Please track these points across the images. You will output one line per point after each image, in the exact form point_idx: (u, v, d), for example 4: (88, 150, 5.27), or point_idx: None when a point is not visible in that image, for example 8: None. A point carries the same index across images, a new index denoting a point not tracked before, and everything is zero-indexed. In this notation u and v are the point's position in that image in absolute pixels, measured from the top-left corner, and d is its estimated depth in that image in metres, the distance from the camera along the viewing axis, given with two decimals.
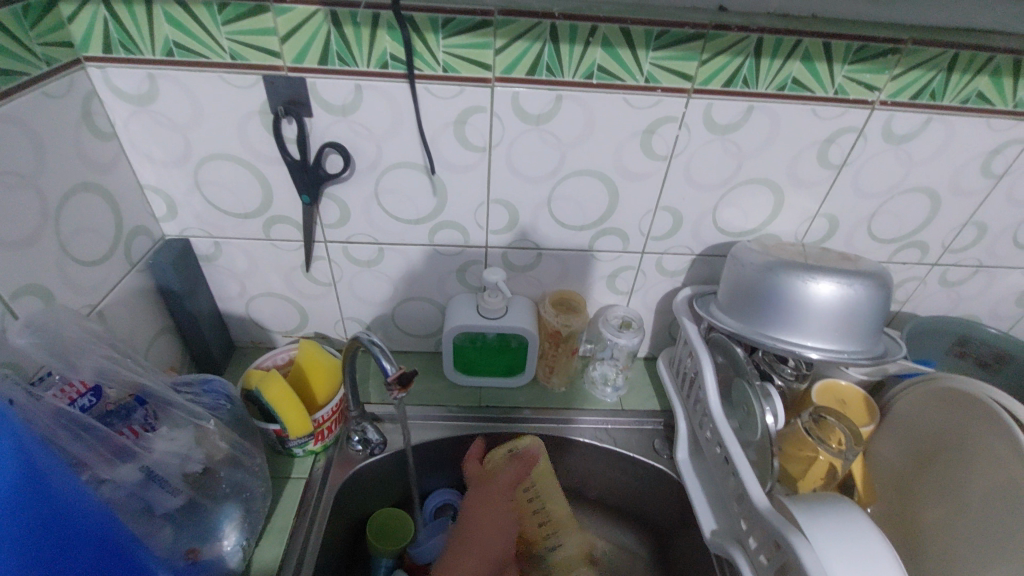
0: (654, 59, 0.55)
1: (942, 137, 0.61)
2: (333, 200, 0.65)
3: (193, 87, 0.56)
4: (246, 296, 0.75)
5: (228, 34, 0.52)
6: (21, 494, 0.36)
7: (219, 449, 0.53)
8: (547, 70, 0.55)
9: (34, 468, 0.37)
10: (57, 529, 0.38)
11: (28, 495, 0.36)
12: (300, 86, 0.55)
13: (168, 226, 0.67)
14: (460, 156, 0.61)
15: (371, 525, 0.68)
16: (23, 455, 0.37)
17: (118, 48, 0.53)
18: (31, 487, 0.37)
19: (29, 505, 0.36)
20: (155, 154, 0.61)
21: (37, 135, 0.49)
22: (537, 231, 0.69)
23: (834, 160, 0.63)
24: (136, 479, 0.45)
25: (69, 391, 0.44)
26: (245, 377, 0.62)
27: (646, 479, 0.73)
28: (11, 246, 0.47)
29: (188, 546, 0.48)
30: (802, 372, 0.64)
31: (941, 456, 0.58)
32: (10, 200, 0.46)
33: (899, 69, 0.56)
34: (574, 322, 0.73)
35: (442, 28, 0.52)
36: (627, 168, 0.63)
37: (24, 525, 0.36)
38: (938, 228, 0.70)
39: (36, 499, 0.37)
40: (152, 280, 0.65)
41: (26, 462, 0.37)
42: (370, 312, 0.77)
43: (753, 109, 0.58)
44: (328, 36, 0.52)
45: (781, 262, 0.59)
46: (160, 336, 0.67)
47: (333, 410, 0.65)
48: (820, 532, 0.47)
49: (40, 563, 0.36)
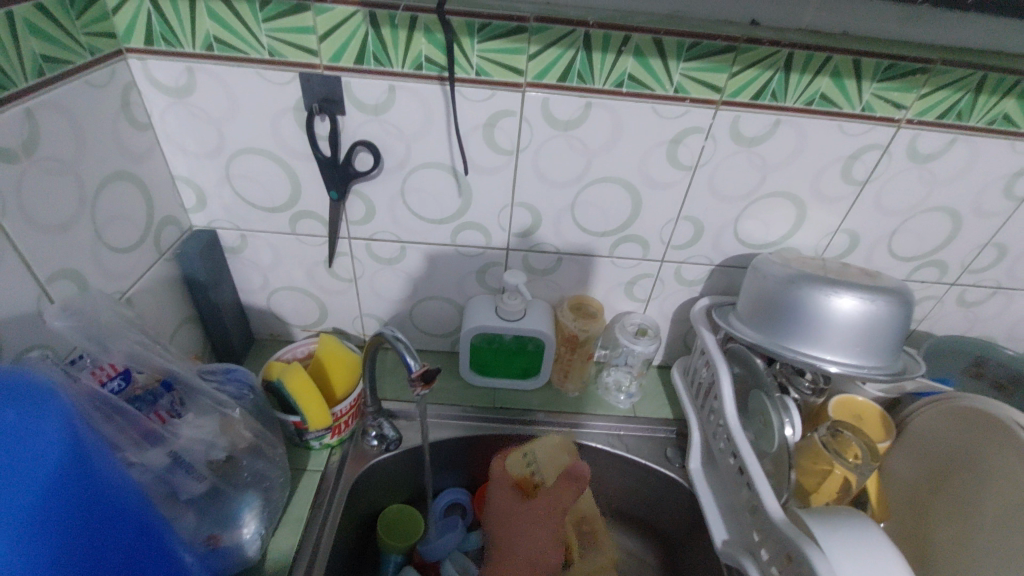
0: (685, 70, 0.55)
1: (966, 157, 0.62)
2: (360, 197, 0.65)
3: (230, 81, 0.57)
4: (268, 289, 0.76)
5: (267, 32, 0.53)
6: (66, 482, 0.33)
7: (242, 438, 0.53)
8: (578, 77, 0.56)
9: (81, 452, 0.34)
10: (98, 519, 0.35)
11: (74, 481, 0.33)
12: (335, 84, 0.56)
13: (197, 216, 0.68)
14: (487, 158, 0.62)
15: (379, 524, 0.68)
16: (71, 439, 0.34)
17: (160, 41, 0.54)
18: (77, 473, 0.34)
19: (72, 494, 0.33)
20: (188, 146, 0.62)
21: (79, 122, 0.50)
22: (559, 236, 0.69)
23: (858, 176, 0.63)
24: (163, 463, 0.46)
25: (100, 374, 0.45)
26: (267, 368, 0.63)
27: (656, 487, 0.73)
28: (50, 231, 0.48)
29: (209, 532, 0.49)
30: (819, 388, 0.64)
31: (957, 474, 0.58)
32: (50, 185, 0.47)
33: (927, 89, 0.56)
34: (592, 327, 0.74)
35: (477, 32, 0.53)
36: (652, 177, 0.63)
37: (63, 517, 0.32)
38: (958, 248, 0.70)
39: (82, 485, 0.34)
40: (179, 269, 0.66)
41: (72, 447, 0.34)
42: (389, 310, 0.78)
43: (780, 123, 0.59)
44: (366, 37, 0.53)
45: (804, 274, 0.59)
46: (183, 325, 0.68)
47: (351, 405, 0.65)
48: (836, 545, 0.48)
49: (81, 554, 0.34)
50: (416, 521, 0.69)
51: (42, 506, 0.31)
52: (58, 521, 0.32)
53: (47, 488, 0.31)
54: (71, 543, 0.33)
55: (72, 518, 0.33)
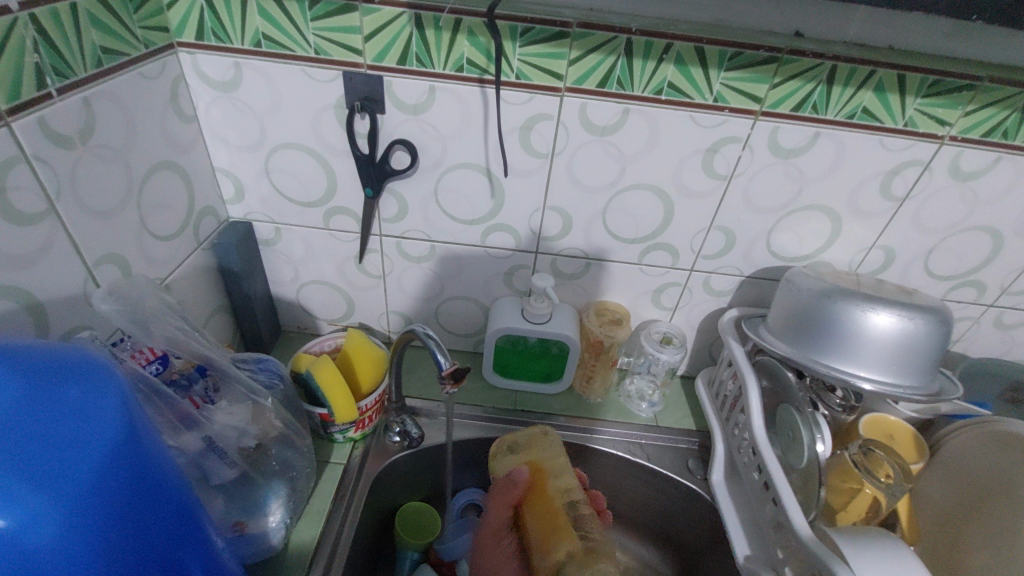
0: (725, 80, 0.55)
1: (1010, 176, 0.60)
2: (394, 195, 0.66)
3: (276, 77, 0.58)
4: (298, 282, 0.77)
5: (314, 30, 0.55)
6: (121, 460, 0.33)
7: (273, 427, 0.54)
8: (617, 83, 0.56)
9: (136, 431, 0.35)
10: (148, 497, 0.36)
11: (130, 459, 0.34)
12: (376, 83, 0.57)
13: (234, 208, 0.69)
14: (522, 161, 0.62)
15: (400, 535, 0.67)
16: (128, 416, 0.34)
17: (210, 36, 0.56)
18: (130, 451, 0.34)
19: (126, 472, 0.34)
20: (230, 139, 0.63)
21: (130, 112, 0.51)
22: (588, 241, 0.69)
23: (897, 192, 0.62)
24: (198, 447, 0.47)
25: (140, 357, 0.47)
26: (296, 359, 0.64)
27: (677, 498, 0.72)
28: (100, 216, 0.49)
29: (236, 519, 0.50)
30: (851, 406, 0.63)
31: (994, 499, 0.56)
32: (102, 171, 0.49)
33: (973, 105, 0.55)
34: (617, 334, 0.73)
35: (520, 36, 0.54)
36: (686, 185, 0.63)
37: (116, 494, 0.33)
38: (998, 269, 0.68)
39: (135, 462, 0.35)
40: (214, 259, 0.67)
41: (130, 425, 0.34)
42: (415, 308, 0.79)
43: (820, 135, 0.58)
44: (410, 38, 0.54)
45: (838, 288, 0.58)
46: (216, 313, 0.69)
47: (376, 400, 0.66)
48: (867, 566, 0.47)
49: (131, 531, 0.34)
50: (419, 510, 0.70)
51: (100, 484, 0.32)
52: (111, 498, 0.32)
53: (105, 466, 0.32)
54: (123, 519, 0.33)
55: (124, 496, 0.33)
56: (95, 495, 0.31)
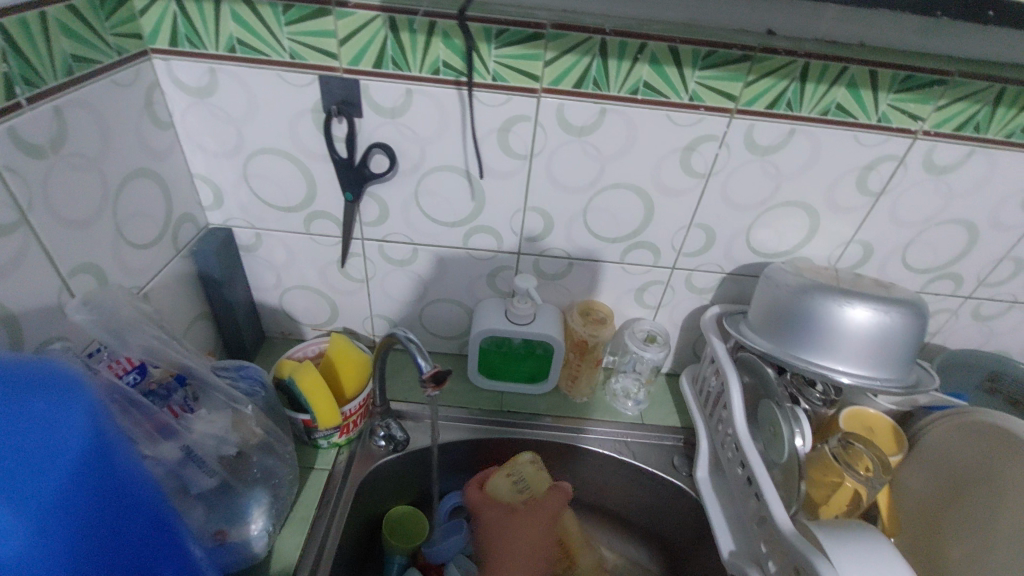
0: (700, 79, 0.56)
1: (984, 169, 0.61)
2: (374, 198, 0.66)
3: (251, 82, 0.58)
4: (281, 288, 0.76)
5: (289, 35, 0.54)
6: (84, 475, 0.33)
7: (253, 434, 0.54)
8: (593, 84, 0.56)
9: (102, 444, 0.34)
10: (115, 509, 0.35)
11: (94, 473, 0.33)
12: (353, 87, 0.57)
13: (213, 215, 0.69)
14: (502, 163, 0.63)
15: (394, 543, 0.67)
16: (95, 430, 0.34)
17: (184, 42, 0.56)
18: (95, 465, 0.34)
19: (90, 486, 0.33)
20: (208, 145, 0.63)
21: (103, 120, 0.51)
22: (570, 241, 0.70)
23: (873, 187, 0.63)
24: (176, 457, 0.47)
25: (117, 368, 0.47)
26: (278, 366, 0.64)
27: (663, 496, 0.73)
28: (74, 226, 0.49)
29: (217, 527, 0.50)
30: (830, 398, 0.65)
31: (973, 488, 0.57)
32: (76, 180, 0.48)
33: (944, 100, 0.56)
34: (601, 333, 0.73)
35: (495, 38, 0.54)
36: (665, 183, 0.64)
37: (80, 510, 0.32)
38: (974, 261, 0.69)
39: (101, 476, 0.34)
40: (194, 266, 0.67)
41: (96, 438, 0.34)
42: (399, 311, 0.79)
43: (795, 132, 0.59)
44: (385, 41, 0.54)
45: (817, 284, 0.59)
46: (197, 321, 0.69)
47: (360, 404, 0.66)
48: (846, 558, 0.47)
49: (97, 544, 0.34)
50: (406, 514, 0.69)
51: (62, 501, 0.31)
52: (75, 514, 0.32)
53: (67, 482, 0.31)
54: (88, 533, 0.33)
55: (88, 510, 0.33)
56: (60, 510, 0.31)
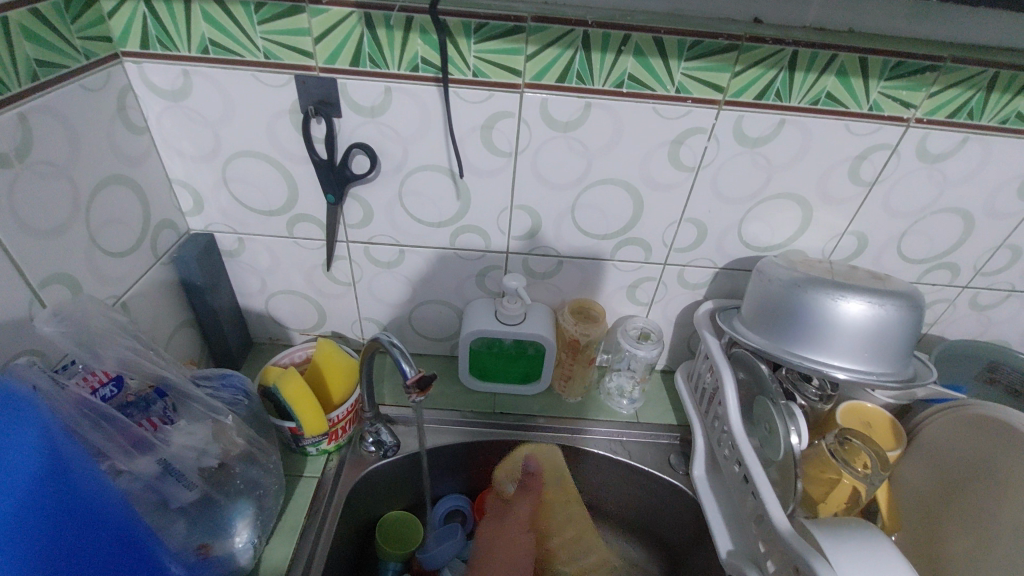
0: (686, 70, 0.54)
1: (978, 157, 0.60)
2: (357, 200, 0.65)
3: (226, 84, 0.56)
4: (267, 293, 0.75)
5: (262, 34, 0.53)
6: (41, 491, 0.35)
7: (235, 445, 0.53)
8: (577, 78, 0.55)
9: (59, 461, 0.36)
10: (76, 528, 0.37)
11: (53, 489, 0.35)
12: (330, 86, 0.56)
13: (194, 220, 0.68)
14: (486, 161, 0.61)
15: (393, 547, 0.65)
16: (48, 448, 0.36)
17: (155, 44, 0.54)
18: (53, 483, 0.36)
19: (48, 503, 0.35)
20: (185, 149, 0.61)
21: (72, 126, 0.50)
22: (559, 239, 0.68)
23: (866, 177, 0.62)
24: (153, 472, 0.45)
25: (91, 381, 0.45)
26: (263, 374, 0.63)
27: (661, 495, 0.72)
28: (42, 236, 0.47)
29: (200, 541, 0.48)
30: (826, 394, 0.63)
31: (971, 484, 0.56)
32: (44, 188, 0.47)
33: (936, 87, 0.55)
34: (593, 331, 0.72)
35: (474, 33, 0.52)
36: (654, 178, 0.62)
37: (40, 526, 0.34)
38: (971, 250, 0.68)
39: (61, 494, 0.36)
40: (175, 273, 0.66)
41: (51, 455, 0.36)
42: (388, 314, 0.77)
43: (785, 123, 0.57)
44: (361, 38, 0.53)
45: (808, 278, 0.58)
46: (180, 329, 0.67)
47: (348, 410, 0.64)
48: (843, 558, 0.46)
49: (60, 562, 0.35)
50: (399, 521, 0.68)
51: (18, 517, 0.33)
52: (34, 530, 0.34)
53: (23, 497, 0.33)
54: (51, 550, 0.35)
55: (45, 529, 0.34)
56: (23, 517, 0.33)
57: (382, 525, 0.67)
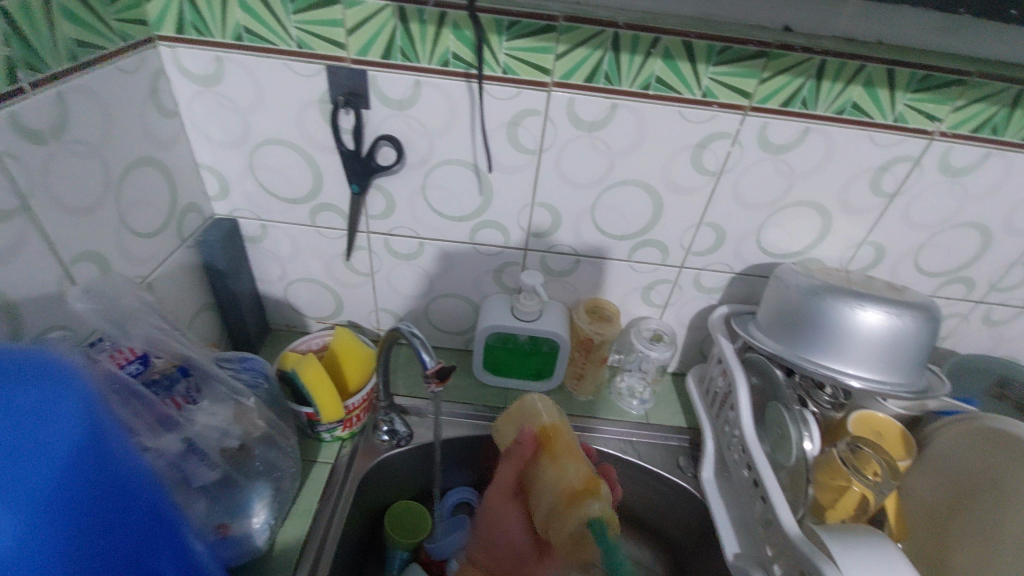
0: (714, 75, 0.55)
1: (1000, 173, 0.60)
2: (380, 191, 0.66)
3: (258, 71, 0.57)
4: (286, 280, 0.76)
5: (296, 23, 0.54)
6: (76, 467, 0.35)
7: (256, 427, 0.53)
8: (604, 78, 0.55)
9: (98, 435, 0.36)
10: (104, 504, 0.37)
11: (88, 465, 0.36)
12: (360, 78, 0.56)
13: (218, 205, 0.68)
14: (510, 157, 0.62)
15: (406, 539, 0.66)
16: (87, 421, 0.36)
17: (191, 30, 0.55)
18: (90, 458, 0.36)
19: (83, 481, 0.35)
20: (213, 135, 0.62)
21: (107, 107, 0.50)
22: (578, 238, 0.69)
23: (887, 188, 0.62)
24: (177, 450, 0.46)
25: (119, 357, 0.46)
26: (281, 359, 0.64)
27: (668, 496, 0.72)
28: (76, 214, 0.48)
29: (219, 521, 0.50)
30: (839, 402, 0.64)
31: (979, 495, 0.56)
32: (77, 167, 0.48)
33: (962, 101, 0.55)
34: (607, 331, 0.72)
35: (505, 30, 0.53)
36: (675, 181, 0.63)
37: (71, 501, 0.34)
38: (987, 265, 0.68)
39: (94, 470, 0.36)
40: (198, 256, 0.66)
41: (91, 429, 0.36)
42: (404, 306, 0.78)
43: (809, 130, 0.58)
44: (394, 32, 0.53)
45: (826, 286, 0.58)
46: (201, 312, 0.68)
47: (363, 399, 0.65)
48: (854, 564, 0.46)
49: (88, 538, 0.36)
50: (407, 515, 0.69)
51: (52, 494, 0.33)
52: (69, 508, 0.34)
53: (59, 473, 0.34)
54: (78, 527, 0.35)
55: (76, 505, 0.35)
56: (59, 502, 0.33)
57: (393, 522, 0.68)
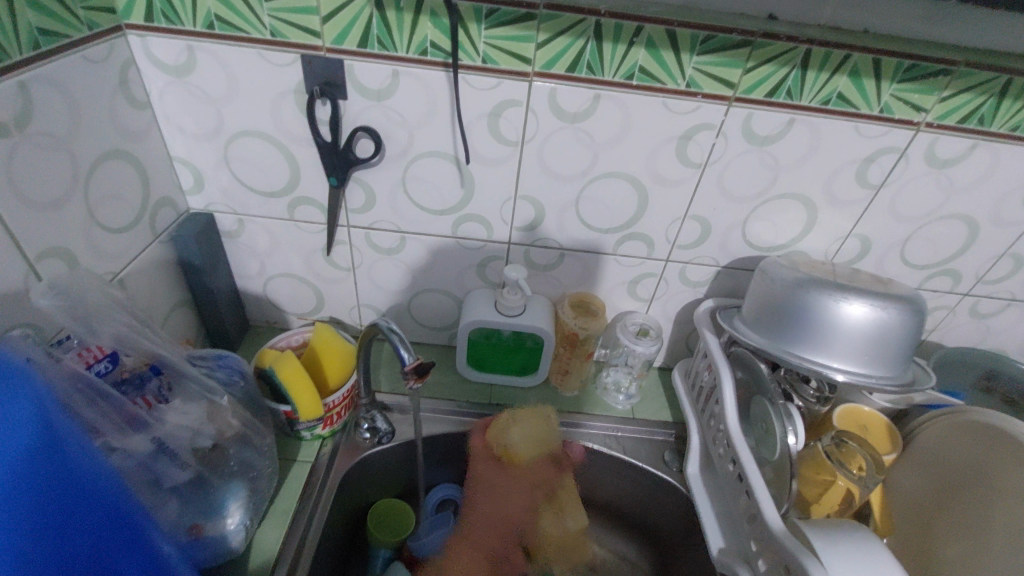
0: (698, 64, 0.54)
1: (987, 164, 0.59)
2: (360, 184, 0.64)
3: (231, 61, 0.55)
4: (265, 275, 0.75)
5: (269, 11, 0.52)
6: (31, 467, 0.34)
7: (230, 426, 0.52)
8: (587, 68, 0.54)
9: (54, 433, 0.36)
10: (63, 504, 0.36)
11: (43, 463, 0.35)
12: (337, 67, 0.55)
13: (194, 199, 0.67)
14: (491, 149, 0.61)
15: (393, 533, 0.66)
16: (40, 420, 0.35)
17: (160, 18, 0.53)
18: (45, 457, 0.35)
19: (38, 478, 0.34)
20: (187, 127, 0.61)
21: (73, 97, 0.49)
22: (562, 231, 0.68)
23: (873, 180, 0.61)
24: (147, 450, 0.45)
25: (87, 356, 0.44)
26: (259, 356, 0.62)
27: (654, 491, 0.72)
28: (41, 208, 0.46)
29: (192, 522, 0.48)
30: (824, 396, 0.63)
31: (968, 490, 0.56)
32: (42, 159, 0.46)
33: (949, 91, 0.54)
34: (592, 326, 0.72)
35: (485, 18, 0.51)
36: (660, 173, 0.62)
37: (29, 497, 0.34)
38: (973, 258, 0.68)
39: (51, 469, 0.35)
40: (174, 252, 0.65)
41: (46, 427, 0.36)
42: (387, 301, 0.77)
43: (794, 121, 0.57)
44: (370, 19, 0.52)
45: (810, 279, 0.57)
46: (177, 309, 0.67)
47: (344, 396, 0.64)
48: (837, 558, 0.46)
49: (47, 539, 0.34)
50: (389, 512, 0.68)
51: (7, 493, 0.32)
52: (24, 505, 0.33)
53: (14, 471, 0.33)
54: (35, 528, 0.34)
55: (33, 503, 0.34)
56: (12, 498, 0.33)
57: (376, 521, 0.67)
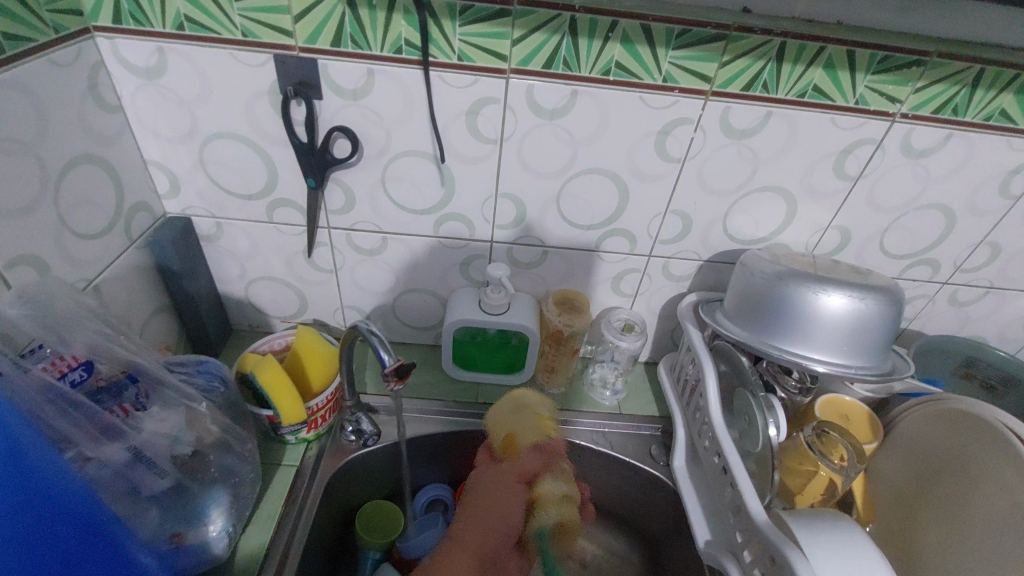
0: (674, 59, 0.53)
1: (961, 153, 0.60)
2: (339, 185, 0.64)
3: (203, 62, 0.54)
4: (246, 279, 0.74)
5: (240, 11, 0.51)
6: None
7: (210, 433, 0.52)
8: (563, 64, 0.54)
9: (18, 447, 0.35)
10: (26, 515, 0.36)
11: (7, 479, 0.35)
12: (311, 67, 0.54)
13: (170, 204, 0.66)
14: (470, 147, 0.60)
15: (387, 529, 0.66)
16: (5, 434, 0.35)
17: (128, 19, 0.52)
18: (13, 469, 0.35)
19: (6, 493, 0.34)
20: (161, 130, 0.60)
21: (40, 102, 0.48)
22: (544, 228, 0.68)
23: (850, 171, 0.62)
24: (123, 459, 0.44)
25: (60, 365, 0.43)
26: (241, 360, 0.62)
27: (641, 486, 0.72)
28: (9, 215, 0.46)
29: (173, 530, 0.48)
30: (805, 387, 0.64)
31: (946, 477, 0.56)
32: (9, 166, 0.45)
33: (922, 82, 0.55)
34: (577, 323, 0.72)
35: (459, 15, 0.51)
36: (639, 168, 0.62)
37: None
38: (951, 247, 0.69)
39: (11, 481, 0.35)
40: (151, 257, 0.64)
41: (10, 442, 0.35)
42: (371, 302, 0.77)
43: (771, 115, 0.57)
44: (343, 18, 0.51)
45: (790, 271, 0.58)
46: (156, 315, 0.66)
47: (327, 399, 0.63)
48: (818, 549, 0.46)
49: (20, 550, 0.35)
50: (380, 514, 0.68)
51: None
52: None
53: None
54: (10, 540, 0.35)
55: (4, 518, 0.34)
56: None
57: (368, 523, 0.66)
